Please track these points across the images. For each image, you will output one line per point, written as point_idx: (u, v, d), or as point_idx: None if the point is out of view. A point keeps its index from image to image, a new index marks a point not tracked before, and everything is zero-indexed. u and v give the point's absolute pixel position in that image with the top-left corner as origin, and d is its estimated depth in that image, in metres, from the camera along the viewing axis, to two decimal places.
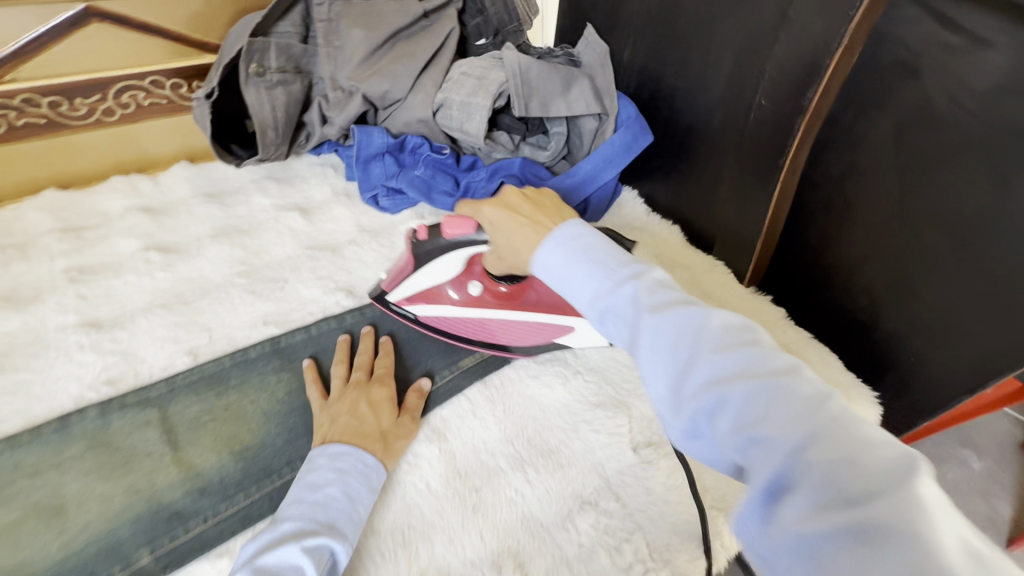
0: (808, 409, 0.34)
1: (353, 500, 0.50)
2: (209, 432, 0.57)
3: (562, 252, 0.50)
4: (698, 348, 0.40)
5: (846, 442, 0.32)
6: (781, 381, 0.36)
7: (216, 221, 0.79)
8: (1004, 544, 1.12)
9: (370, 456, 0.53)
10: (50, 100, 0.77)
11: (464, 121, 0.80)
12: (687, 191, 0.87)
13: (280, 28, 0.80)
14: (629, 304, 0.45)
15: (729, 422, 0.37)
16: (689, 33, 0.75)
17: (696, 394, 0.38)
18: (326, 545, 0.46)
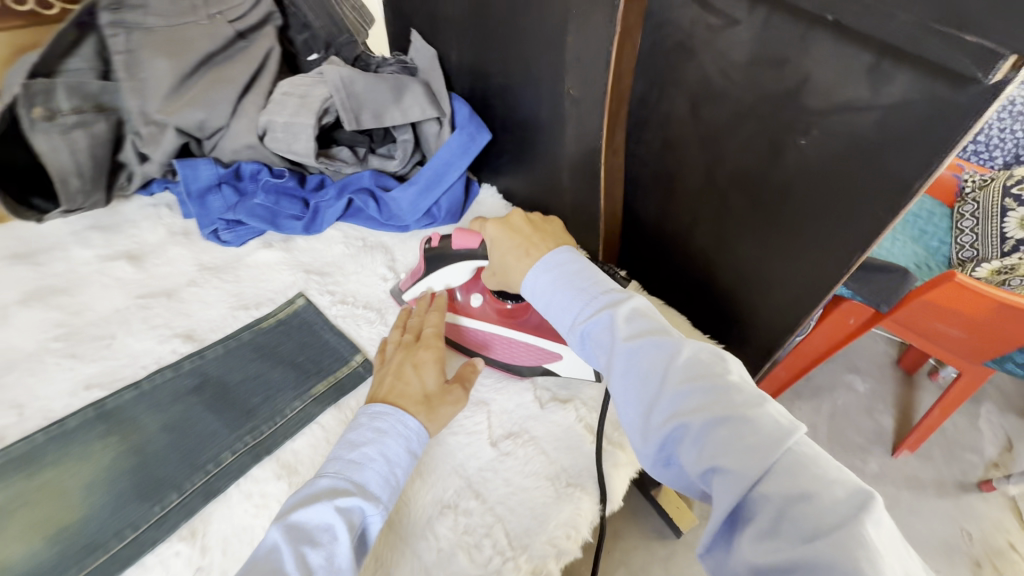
0: (769, 444, 0.39)
1: (392, 462, 0.51)
2: (18, 520, 0.52)
3: (547, 279, 0.57)
4: (667, 380, 0.46)
5: (800, 479, 0.37)
6: (739, 415, 0.41)
7: (29, 284, 0.72)
8: (890, 451, 1.25)
9: (411, 420, 0.54)
10: None
11: (291, 142, 0.78)
12: (533, 181, 0.90)
13: (70, 65, 0.74)
14: (605, 331, 0.52)
15: (693, 451, 0.42)
16: (502, 32, 0.77)
17: (665, 425, 0.44)
18: (358, 506, 0.46)
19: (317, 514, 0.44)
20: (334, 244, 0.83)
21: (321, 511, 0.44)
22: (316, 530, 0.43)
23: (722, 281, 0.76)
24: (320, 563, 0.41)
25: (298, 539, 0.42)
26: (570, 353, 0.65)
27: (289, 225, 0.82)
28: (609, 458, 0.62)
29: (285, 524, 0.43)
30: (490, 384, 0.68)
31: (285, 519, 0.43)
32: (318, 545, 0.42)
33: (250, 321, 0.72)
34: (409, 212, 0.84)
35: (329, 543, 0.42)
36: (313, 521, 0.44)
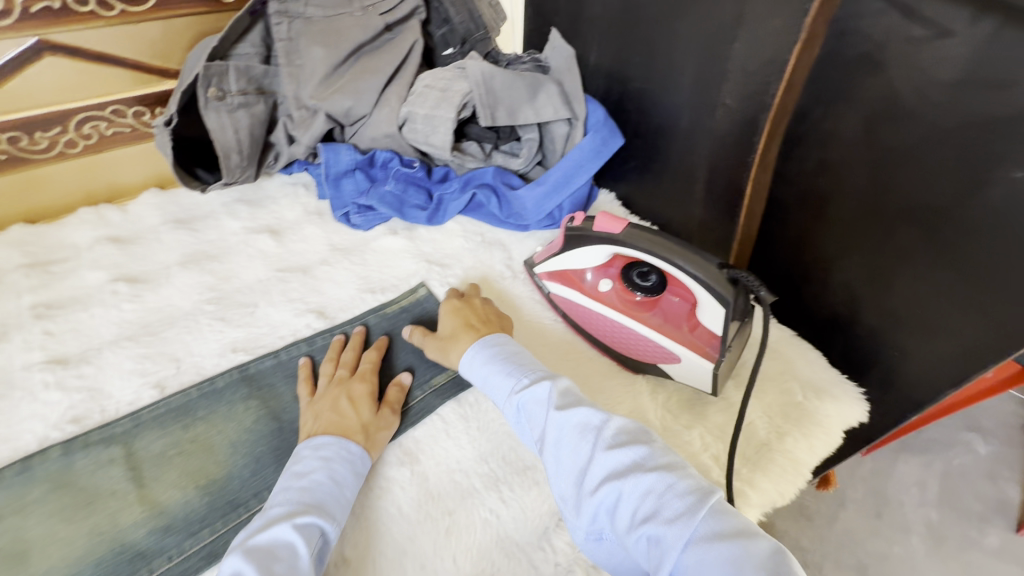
0: (692, 504, 0.42)
1: (341, 484, 0.51)
2: (174, 467, 0.56)
3: (485, 354, 0.59)
4: (597, 446, 0.47)
5: (724, 534, 0.39)
6: (667, 476, 0.44)
7: (187, 249, 0.78)
8: (1013, 528, 1.07)
9: (354, 446, 0.54)
10: (10, 135, 0.73)
11: (430, 134, 0.80)
12: (660, 190, 0.86)
13: (239, 50, 0.80)
14: (540, 401, 0.53)
15: (627, 517, 0.44)
16: (652, 36, 0.75)
17: (597, 492, 0.45)
18: (315, 524, 0.47)
19: (276, 533, 0.45)
20: (454, 237, 0.84)
21: (280, 532, 0.45)
22: (277, 547, 0.44)
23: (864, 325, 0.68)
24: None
25: (260, 560, 0.43)
26: (691, 358, 0.62)
27: (413, 214, 0.84)
28: (735, 495, 0.59)
29: (242, 550, 0.43)
30: (609, 399, 0.66)
31: (242, 546, 0.44)
32: (281, 560, 0.43)
33: (377, 304, 0.74)
34: (531, 212, 0.83)
35: (291, 558, 0.44)
36: (273, 541, 0.45)
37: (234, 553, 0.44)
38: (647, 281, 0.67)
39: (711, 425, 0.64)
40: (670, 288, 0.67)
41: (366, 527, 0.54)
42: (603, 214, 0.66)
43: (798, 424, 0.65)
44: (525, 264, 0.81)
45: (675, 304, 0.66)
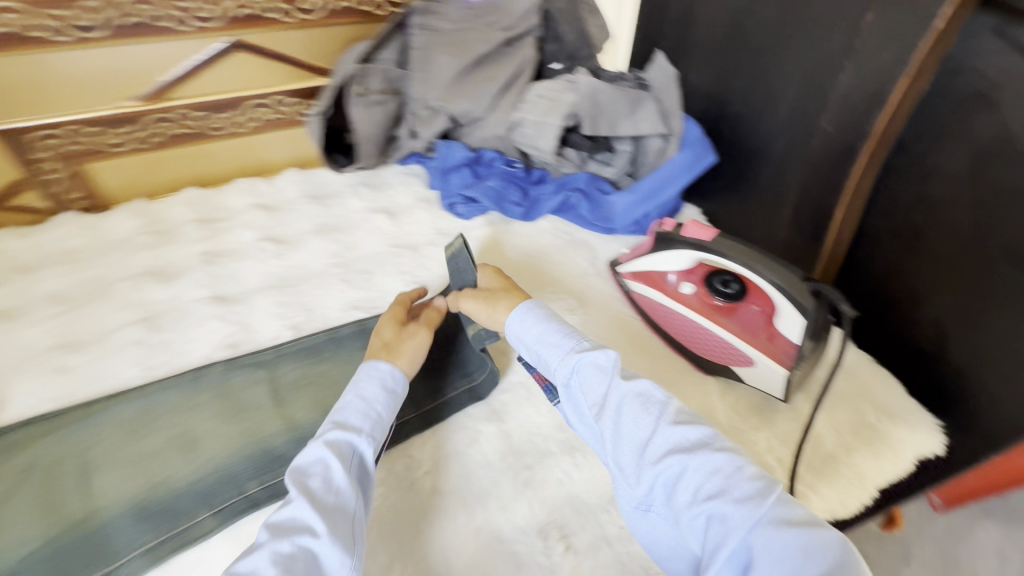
0: (763, 488, 0.44)
1: (369, 402, 0.56)
2: (306, 393, 0.67)
3: (535, 313, 0.61)
4: (661, 419, 0.50)
5: (794, 521, 0.42)
6: (735, 458, 0.47)
7: (319, 220, 0.92)
8: None
9: (381, 362, 0.59)
10: (199, 115, 0.89)
11: (536, 138, 0.89)
12: (746, 210, 0.90)
13: (382, 56, 0.93)
14: (598, 367, 0.55)
15: (689, 492, 0.46)
16: (758, 62, 0.80)
17: (660, 463, 0.48)
18: (344, 439, 0.53)
19: (311, 452, 0.52)
20: (545, 234, 0.92)
21: (314, 451, 0.52)
22: (312, 463, 0.51)
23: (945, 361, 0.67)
24: (319, 487, 0.49)
25: (298, 476, 0.50)
26: (765, 363, 0.66)
27: (510, 209, 0.93)
28: (797, 496, 0.61)
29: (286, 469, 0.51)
30: (678, 393, 0.71)
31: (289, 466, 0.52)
32: (314, 475, 0.50)
33: None
34: (620, 216, 0.90)
35: (322, 472, 0.50)
36: (308, 459, 0.51)
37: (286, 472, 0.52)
38: (728, 289, 0.71)
39: (778, 430, 0.67)
40: (750, 298, 0.71)
41: (456, 468, 0.62)
42: (691, 222, 0.73)
43: (868, 442, 0.66)
44: (609, 264, 0.87)
45: (753, 312, 0.70)
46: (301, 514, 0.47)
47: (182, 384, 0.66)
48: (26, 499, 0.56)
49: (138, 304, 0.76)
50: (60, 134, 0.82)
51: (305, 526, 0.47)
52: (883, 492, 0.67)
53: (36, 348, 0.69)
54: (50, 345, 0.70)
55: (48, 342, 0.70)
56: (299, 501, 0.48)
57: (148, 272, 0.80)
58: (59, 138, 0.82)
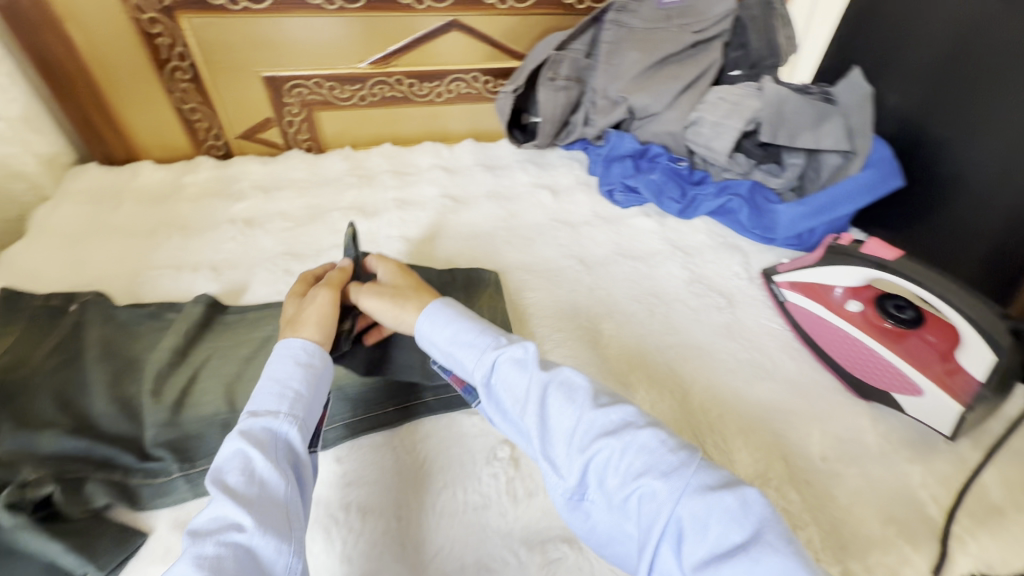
0: (685, 458, 0.46)
1: (283, 381, 0.53)
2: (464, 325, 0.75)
3: (451, 312, 0.59)
4: (585, 406, 0.50)
5: (714, 484, 0.44)
6: (658, 433, 0.48)
7: (490, 187, 1.02)
8: None
9: (287, 340, 0.57)
10: (410, 82, 1.04)
11: (712, 139, 0.92)
12: (932, 239, 0.87)
13: (573, 46, 1.00)
14: (516, 365, 0.54)
15: (618, 475, 0.46)
16: (980, 87, 0.78)
17: (590, 450, 0.48)
18: (264, 428, 0.50)
19: (228, 448, 0.49)
20: (698, 233, 0.95)
21: (232, 445, 0.49)
22: (229, 460, 0.48)
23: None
24: (239, 482, 0.46)
25: (216, 477, 0.47)
26: (935, 395, 0.64)
27: (667, 204, 0.96)
28: (951, 536, 0.58)
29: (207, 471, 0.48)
30: (825, 407, 0.70)
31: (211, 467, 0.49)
32: (230, 470, 0.47)
33: (627, 265, 0.88)
34: (784, 227, 0.89)
35: (242, 465, 0.47)
36: (227, 456, 0.48)
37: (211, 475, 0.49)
38: (902, 314, 0.70)
39: (934, 468, 0.64)
40: (924, 328, 0.69)
41: None
42: (873, 239, 0.72)
43: None
44: (763, 272, 0.88)
45: (927, 344, 0.68)
46: (224, 512, 0.44)
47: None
48: (261, 362, 0.70)
49: (344, 232, 0.90)
50: (306, 85, 1.00)
51: (229, 523, 0.44)
52: None
53: (270, 252, 0.86)
54: (280, 251, 0.87)
55: (280, 249, 0.87)
56: (219, 500, 0.45)
57: (353, 207, 0.95)
58: (305, 88, 1.00)
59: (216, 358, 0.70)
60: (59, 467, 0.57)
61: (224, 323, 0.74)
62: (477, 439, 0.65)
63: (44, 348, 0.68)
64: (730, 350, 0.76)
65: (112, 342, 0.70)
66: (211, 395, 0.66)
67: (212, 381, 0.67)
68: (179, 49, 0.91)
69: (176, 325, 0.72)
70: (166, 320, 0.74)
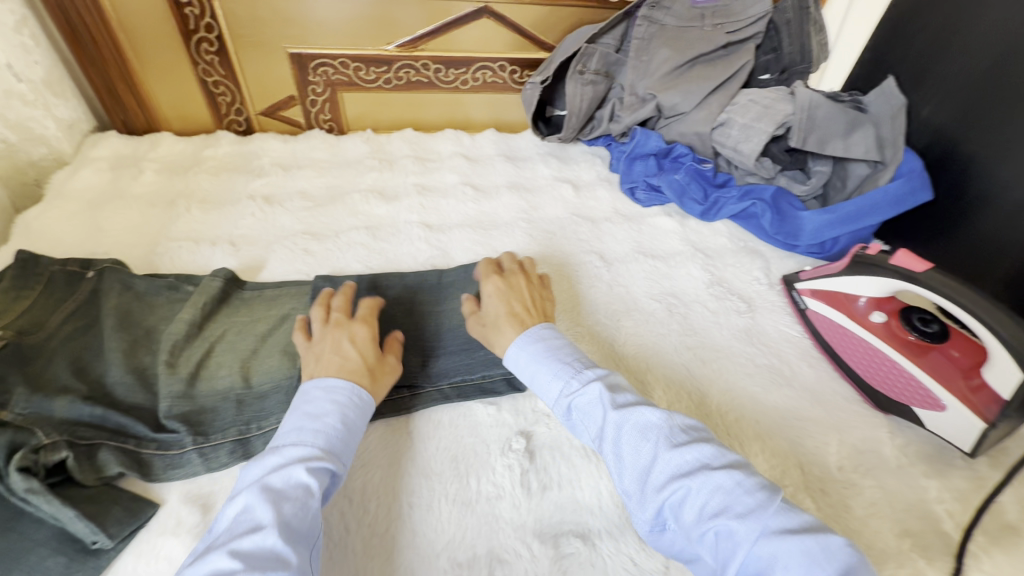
0: (763, 500, 0.45)
1: (350, 426, 0.54)
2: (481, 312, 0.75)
3: (533, 349, 0.62)
4: (659, 446, 0.50)
5: (796, 528, 0.42)
6: (734, 473, 0.47)
7: (511, 178, 1.01)
8: None
9: (365, 392, 0.57)
10: (437, 67, 1.03)
11: (740, 142, 0.90)
12: (958, 253, 0.86)
13: (604, 40, 0.99)
14: (592, 403, 0.55)
15: (694, 512, 0.46)
16: (1018, 103, 0.77)
17: (664, 490, 0.47)
18: (328, 468, 0.50)
19: (291, 475, 0.48)
20: (719, 236, 0.94)
21: (293, 474, 0.48)
22: (287, 488, 0.47)
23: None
24: (293, 517, 0.45)
25: (271, 500, 0.46)
26: (958, 411, 0.63)
27: (690, 205, 0.95)
28: (967, 553, 0.57)
29: (259, 487, 0.46)
30: (842, 417, 0.70)
31: (259, 483, 0.47)
32: (289, 500, 0.46)
33: (647, 264, 0.87)
34: (808, 234, 0.88)
35: (302, 500, 0.47)
36: (286, 482, 0.47)
37: (251, 488, 0.47)
38: (928, 328, 0.69)
39: (951, 484, 0.63)
40: (950, 343, 0.68)
41: None
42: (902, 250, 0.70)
43: None
44: (783, 278, 0.87)
45: (953, 358, 0.67)
46: (274, 544, 0.43)
47: (394, 285, 0.77)
48: (276, 340, 0.69)
49: (364, 215, 0.90)
50: (331, 65, 0.99)
51: (276, 557, 0.42)
52: None
53: (289, 230, 0.86)
54: (299, 230, 0.86)
55: (299, 227, 0.86)
56: (274, 529, 0.44)
57: (372, 190, 0.94)
58: (330, 67, 0.99)
59: (233, 332, 0.69)
60: (66, 433, 0.56)
61: (242, 300, 0.74)
62: (492, 428, 0.64)
63: (61, 312, 0.68)
64: (748, 355, 0.76)
65: (131, 311, 0.70)
66: (226, 368, 0.65)
67: (227, 355, 0.67)
68: (208, 20, 0.90)
69: (194, 297, 0.72)
70: (183, 292, 0.74)
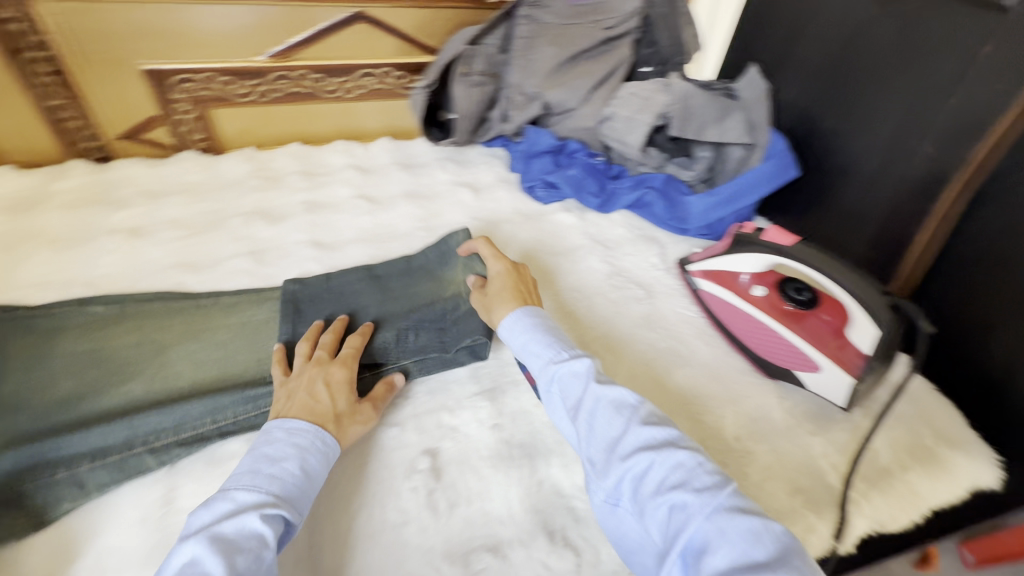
0: (720, 481, 0.45)
1: (311, 472, 0.50)
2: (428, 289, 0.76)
3: (527, 324, 0.63)
4: (631, 420, 0.51)
5: (745, 508, 0.43)
6: (697, 455, 0.48)
7: (407, 187, 0.98)
8: None
9: (330, 436, 0.53)
10: (315, 77, 0.98)
11: (625, 134, 0.94)
12: (825, 223, 0.93)
13: (486, 41, 0.99)
14: (576, 376, 0.56)
15: (654, 484, 0.47)
16: (860, 83, 0.84)
17: (629, 459, 0.48)
18: (284, 517, 0.46)
19: (245, 522, 0.43)
20: (617, 226, 0.96)
21: (246, 522, 0.44)
22: (240, 538, 0.43)
23: (1014, 391, 0.68)
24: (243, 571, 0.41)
25: (222, 552, 0.41)
26: (832, 370, 0.68)
27: (587, 199, 0.97)
28: (849, 501, 0.62)
29: (206, 537, 0.42)
30: (736, 389, 0.73)
31: (207, 532, 0.42)
32: (240, 552, 0.42)
33: (549, 262, 0.88)
34: (695, 217, 0.93)
35: (255, 552, 0.42)
36: (238, 532, 0.43)
37: (198, 537, 0.42)
38: (801, 296, 0.75)
39: (833, 439, 0.68)
40: (821, 308, 0.74)
41: (522, 425, 0.65)
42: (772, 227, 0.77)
43: (924, 463, 0.67)
44: (678, 262, 0.90)
45: (824, 322, 0.72)
46: None
47: (362, 277, 0.77)
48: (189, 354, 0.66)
49: (247, 239, 0.83)
50: (195, 79, 0.91)
51: None
52: (935, 516, 0.67)
53: (159, 264, 0.78)
54: (172, 263, 0.78)
55: (172, 260, 0.79)
56: None
57: (256, 212, 0.88)
58: (195, 82, 0.92)
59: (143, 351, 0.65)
60: None
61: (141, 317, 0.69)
62: (395, 451, 0.62)
63: None
64: (649, 340, 0.78)
65: (43, 347, 0.64)
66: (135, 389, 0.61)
67: (183, 364, 0.64)
68: (38, 37, 0.80)
69: (128, 320, 0.68)
70: (92, 314, 0.69)
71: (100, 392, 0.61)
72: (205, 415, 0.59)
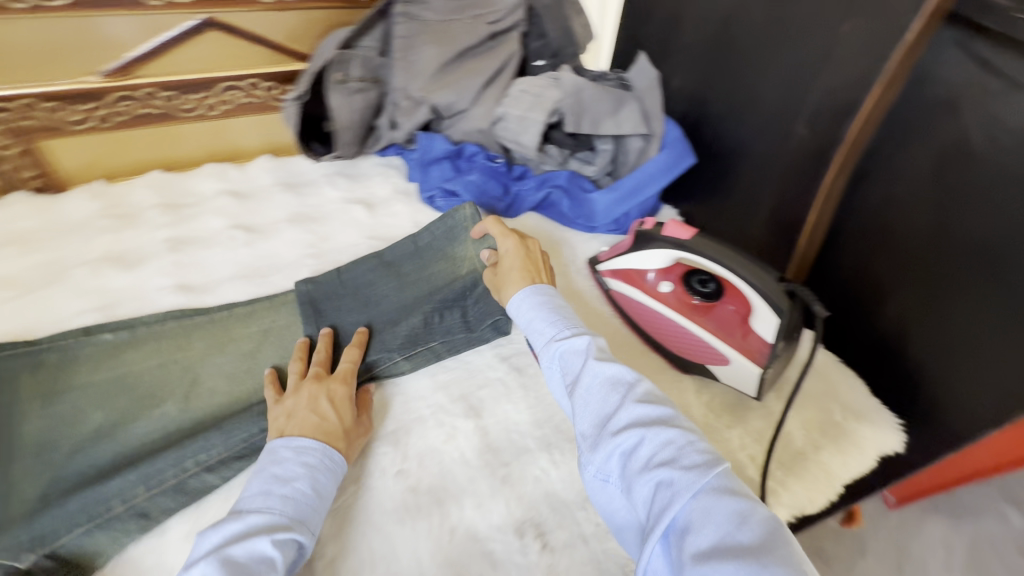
0: (711, 459, 0.42)
1: (318, 489, 0.50)
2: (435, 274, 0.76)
3: (534, 300, 0.60)
4: (626, 396, 0.47)
5: (733, 488, 0.39)
6: (690, 433, 0.44)
7: (292, 210, 0.88)
8: None
9: (337, 455, 0.53)
10: (168, 95, 0.86)
11: (520, 133, 0.89)
12: (726, 209, 0.94)
13: (362, 43, 0.91)
14: (578, 352, 0.53)
15: (642, 460, 0.43)
16: (740, 68, 0.85)
17: (619, 434, 0.45)
18: (294, 539, 0.45)
19: (255, 544, 0.42)
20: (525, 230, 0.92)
21: (258, 545, 0.42)
22: (253, 561, 0.41)
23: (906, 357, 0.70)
24: None
25: None
26: (741, 362, 0.67)
27: (491, 205, 0.92)
28: (768, 492, 0.62)
29: (217, 560, 0.40)
30: None
31: (218, 554, 0.41)
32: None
33: None
34: (601, 214, 0.91)
35: None
36: (250, 555, 0.42)
37: (208, 559, 0.41)
38: (706, 288, 0.74)
39: (750, 428, 0.68)
40: (726, 298, 0.73)
41: (430, 465, 0.60)
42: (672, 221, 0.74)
43: (835, 440, 0.67)
44: (588, 262, 0.87)
45: (729, 312, 0.72)
46: None
47: (375, 265, 0.77)
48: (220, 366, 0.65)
49: (96, 292, 0.71)
50: (11, 109, 0.77)
51: None
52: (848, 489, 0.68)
53: None
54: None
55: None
56: None
57: (106, 258, 0.75)
58: (10, 113, 0.77)
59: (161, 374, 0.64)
60: None
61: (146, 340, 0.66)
62: None
63: None
64: None
65: (54, 386, 0.61)
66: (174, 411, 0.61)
67: (215, 379, 0.64)
68: None
69: (144, 343, 0.66)
70: (102, 342, 0.65)
71: (132, 420, 0.60)
72: (254, 425, 0.59)
